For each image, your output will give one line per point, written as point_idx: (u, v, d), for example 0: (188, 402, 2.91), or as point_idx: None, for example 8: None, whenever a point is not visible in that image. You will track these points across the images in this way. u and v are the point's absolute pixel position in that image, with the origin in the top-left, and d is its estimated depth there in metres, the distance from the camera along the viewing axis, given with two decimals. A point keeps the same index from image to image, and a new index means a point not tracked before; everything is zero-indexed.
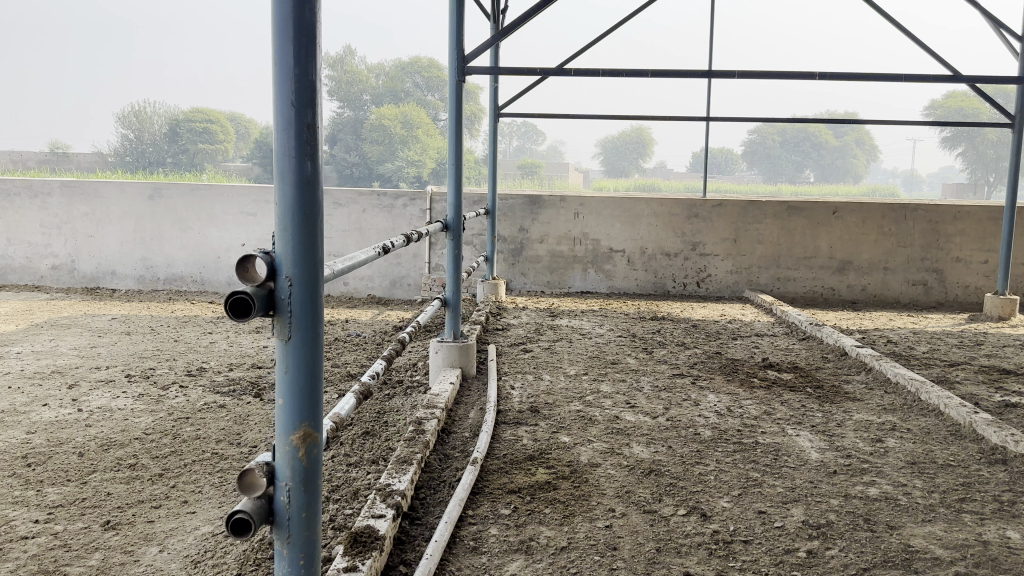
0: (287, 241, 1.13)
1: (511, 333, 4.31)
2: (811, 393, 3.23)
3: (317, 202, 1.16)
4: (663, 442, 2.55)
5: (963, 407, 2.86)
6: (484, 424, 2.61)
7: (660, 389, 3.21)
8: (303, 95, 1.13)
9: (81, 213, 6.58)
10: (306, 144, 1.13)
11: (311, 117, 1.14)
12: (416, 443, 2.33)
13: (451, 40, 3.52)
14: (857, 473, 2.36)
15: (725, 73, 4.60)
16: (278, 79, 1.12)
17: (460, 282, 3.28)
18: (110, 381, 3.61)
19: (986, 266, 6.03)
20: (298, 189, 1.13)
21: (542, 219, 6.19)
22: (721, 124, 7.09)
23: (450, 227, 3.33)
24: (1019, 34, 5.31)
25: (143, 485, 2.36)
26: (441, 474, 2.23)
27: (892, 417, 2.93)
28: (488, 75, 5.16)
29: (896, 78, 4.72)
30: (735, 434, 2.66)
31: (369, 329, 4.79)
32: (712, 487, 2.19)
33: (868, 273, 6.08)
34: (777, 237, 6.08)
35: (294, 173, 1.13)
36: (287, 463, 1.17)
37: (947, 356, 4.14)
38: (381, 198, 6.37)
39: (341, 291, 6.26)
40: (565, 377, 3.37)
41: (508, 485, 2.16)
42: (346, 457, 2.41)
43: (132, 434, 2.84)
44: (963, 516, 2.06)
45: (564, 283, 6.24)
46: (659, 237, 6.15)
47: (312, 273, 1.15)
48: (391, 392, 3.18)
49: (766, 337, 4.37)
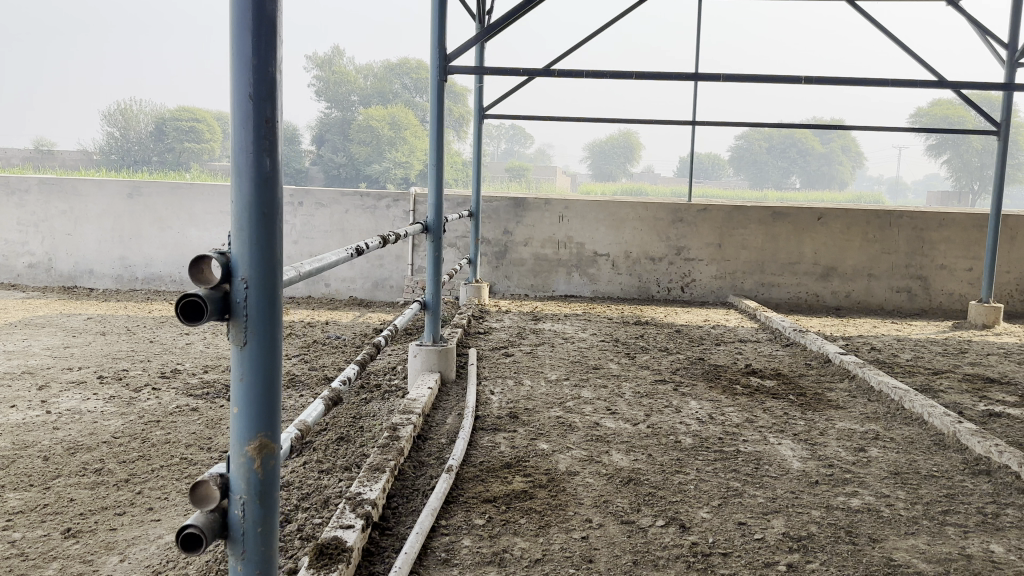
0: (243, 241, 1.08)
1: (493, 336, 4.26)
2: (793, 400, 3.20)
3: (276, 199, 1.10)
4: (643, 450, 2.51)
5: (947, 416, 2.84)
6: (462, 431, 2.55)
7: (642, 395, 3.17)
8: (262, 87, 1.07)
9: (59, 211, 6.47)
10: (264, 139, 1.08)
11: (270, 111, 1.08)
12: (390, 449, 2.27)
13: (433, 39, 3.47)
14: (839, 484, 2.32)
15: (711, 76, 4.56)
16: (236, 69, 1.07)
17: (439, 284, 3.22)
18: (81, 383, 3.53)
19: (971, 273, 6.03)
20: (256, 186, 1.08)
21: (527, 222, 6.14)
22: (708, 128, 7.07)
23: (431, 228, 3.26)
24: (1005, 41, 5.31)
25: (107, 491, 2.28)
26: (414, 482, 2.17)
27: (875, 426, 2.90)
28: (474, 75, 5.10)
29: (883, 83, 4.69)
30: (716, 442, 2.62)
31: (349, 332, 4.73)
32: (691, 496, 2.15)
33: (853, 279, 6.07)
34: (762, 242, 6.06)
35: (251, 169, 1.07)
36: (242, 475, 1.11)
37: (931, 363, 4.12)
38: (365, 199, 6.30)
39: (322, 293, 6.19)
40: (546, 382, 3.31)
41: (484, 494, 2.10)
42: (318, 464, 2.35)
43: (100, 437, 2.76)
44: (946, 528, 2.03)
45: (548, 286, 6.20)
46: (644, 241, 6.12)
47: (270, 274, 1.10)
48: (368, 396, 3.12)
49: (750, 343, 4.34)
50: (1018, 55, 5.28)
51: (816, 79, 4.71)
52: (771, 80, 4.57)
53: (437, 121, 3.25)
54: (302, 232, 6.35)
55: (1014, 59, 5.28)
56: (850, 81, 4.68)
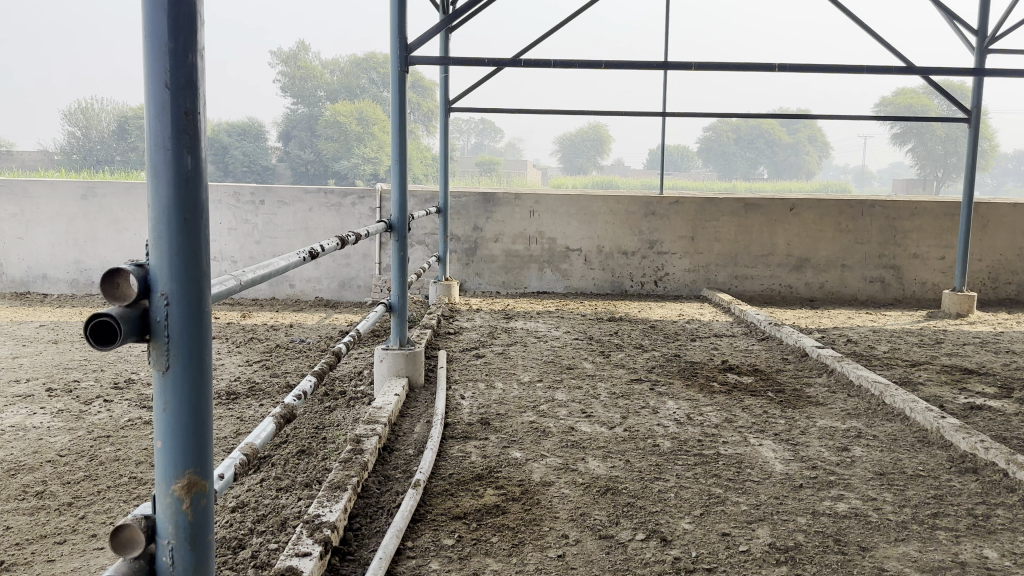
0: (162, 251, 0.95)
1: (463, 337, 4.12)
2: (772, 397, 3.11)
3: (200, 201, 0.97)
4: (620, 456, 2.39)
5: (930, 412, 2.77)
6: (430, 440, 2.42)
7: (618, 395, 3.06)
8: (180, 74, 0.94)
9: (9, 214, 6.21)
10: (184, 134, 0.94)
11: (189, 101, 0.95)
12: (353, 464, 2.14)
13: (394, 29, 3.32)
14: (825, 487, 2.23)
15: (682, 65, 4.45)
16: (149, 55, 0.93)
17: (405, 285, 3.09)
18: (28, 396, 3.34)
19: (943, 262, 6.01)
20: (175, 188, 0.94)
21: (496, 217, 6.01)
22: (678, 118, 6.99)
23: (394, 227, 3.10)
24: (975, 27, 5.28)
25: (48, 517, 2.12)
26: (379, 500, 2.04)
27: (857, 423, 2.82)
28: (439, 66, 4.95)
29: (856, 69, 4.62)
30: (696, 444, 2.51)
31: (314, 335, 4.57)
32: (672, 506, 2.04)
33: (826, 270, 6.03)
34: (734, 234, 5.99)
35: (170, 168, 0.94)
36: (169, 517, 0.98)
37: (909, 355, 4.07)
38: (329, 196, 6.13)
39: (288, 294, 6.03)
40: (519, 385, 3.19)
41: (453, 510, 1.98)
42: (276, 481, 2.21)
43: (44, 456, 2.59)
44: (937, 533, 1.94)
45: (520, 282, 6.08)
46: (616, 234, 6.01)
47: (195, 289, 0.97)
48: (332, 404, 2.98)
49: (725, 338, 4.24)
50: (988, 42, 5.24)
51: (789, 66, 4.62)
52: (745, 68, 4.48)
53: (400, 115, 3.11)
54: (264, 231, 6.17)
55: (985, 45, 5.24)
56: (824, 68, 4.60)
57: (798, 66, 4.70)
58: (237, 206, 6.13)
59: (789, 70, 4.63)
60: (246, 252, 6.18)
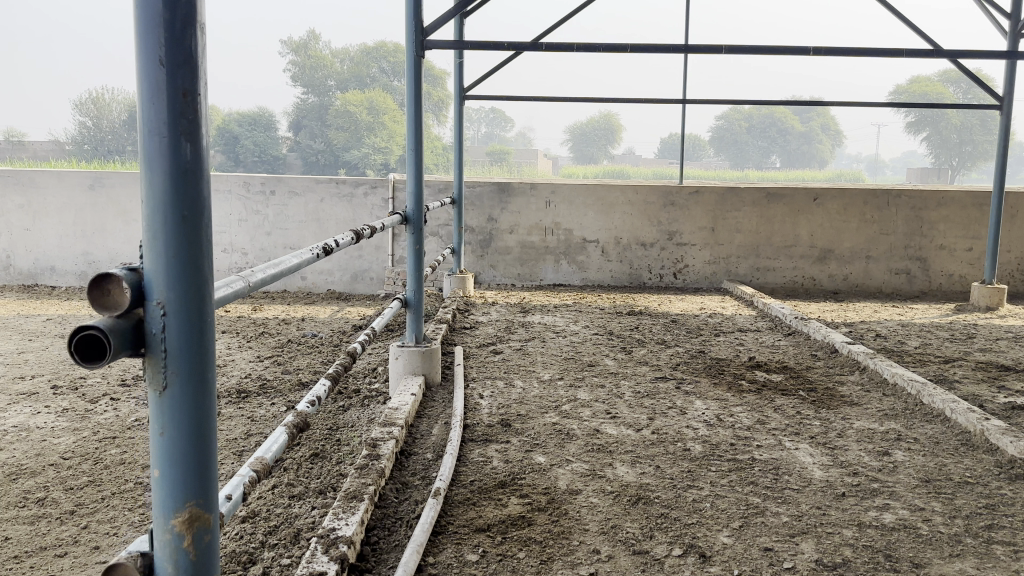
0: (157, 254, 0.83)
1: (479, 332, 4.00)
2: (804, 397, 2.97)
3: (201, 197, 0.85)
4: (650, 462, 2.27)
5: (973, 413, 2.63)
6: (449, 444, 2.31)
7: (643, 395, 2.94)
8: (178, 50, 0.81)
9: (16, 205, 6.14)
10: (182, 120, 0.82)
11: (187, 81, 0.82)
12: (369, 472, 2.02)
13: (409, 12, 3.18)
14: (868, 495, 2.10)
15: (707, 48, 4.29)
16: (141, 28, 0.81)
17: (422, 279, 2.96)
18: (33, 394, 3.24)
19: (970, 253, 5.84)
20: (171, 182, 0.82)
21: (511, 208, 5.88)
22: (697, 105, 6.82)
23: (410, 219, 2.97)
24: (1008, 9, 5.09)
25: (49, 526, 2.01)
26: (398, 510, 1.92)
27: (895, 425, 2.69)
28: (454, 50, 4.79)
29: (887, 53, 4.44)
30: (729, 449, 2.38)
31: (326, 329, 4.46)
32: (709, 518, 1.91)
33: (850, 262, 5.87)
34: (756, 225, 5.84)
35: (166, 159, 0.82)
36: (168, 556, 0.86)
37: (941, 351, 3.92)
38: (340, 187, 6.01)
39: (299, 286, 5.93)
40: (539, 383, 3.07)
41: (476, 521, 1.86)
42: (289, 488, 2.10)
43: (47, 459, 2.48)
44: (994, 548, 1.81)
45: (536, 275, 5.95)
46: (634, 225, 5.87)
47: (195, 296, 0.85)
48: (346, 404, 2.87)
49: (750, 333, 4.10)
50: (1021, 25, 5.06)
51: (818, 50, 4.44)
52: (773, 52, 4.31)
53: (414, 101, 2.97)
54: (275, 223, 6.05)
55: (1017, 29, 5.06)
56: (855, 52, 4.42)
57: (826, 49, 4.53)
58: (247, 196, 6.02)
59: (817, 53, 4.46)
60: (256, 244, 6.07)
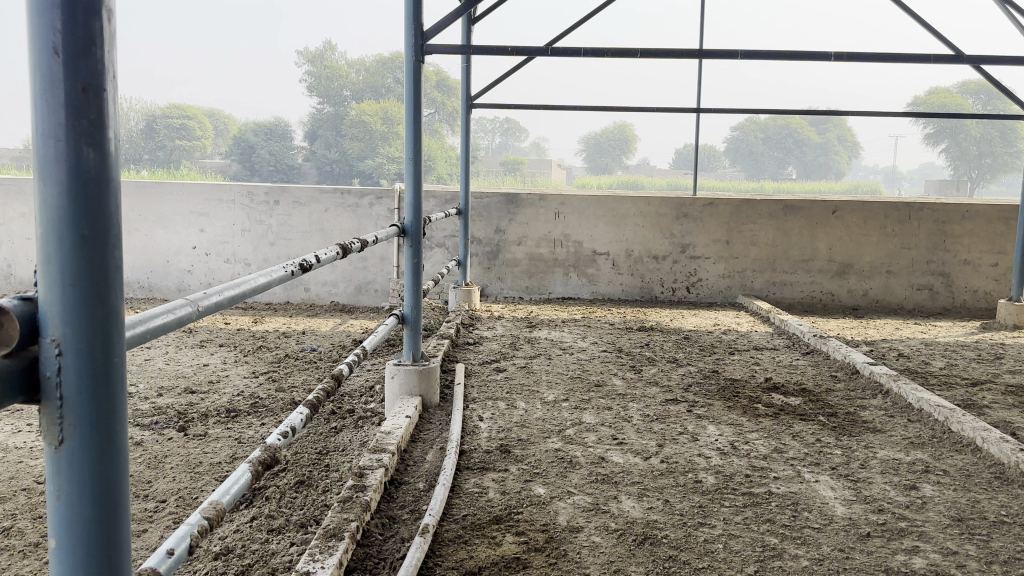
0: (52, 285, 0.69)
1: (483, 348, 3.85)
2: (823, 423, 2.80)
3: (108, 214, 0.71)
4: (658, 495, 2.10)
5: (1006, 443, 2.44)
6: (442, 473, 2.16)
7: (652, 419, 2.77)
8: (77, 34, 0.67)
9: (19, 213, 6.07)
10: (81, 120, 0.68)
11: (91, 74, 0.68)
12: (353, 505, 1.86)
13: (408, 16, 3.04)
14: (895, 536, 1.93)
15: (725, 54, 4.11)
16: (34, 7, 0.67)
17: (420, 295, 2.81)
18: (18, 411, 3.11)
19: (996, 268, 5.64)
20: (67, 193, 0.68)
21: (520, 219, 5.74)
22: (713, 114, 6.65)
23: (408, 231, 2.81)
24: None
25: (10, 560, 1.87)
26: (381, 549, 1.77)
27: (922, 455, 2.51)
28: (462, 54, 4.63)
29: (913, 60, 4.25)
30: (744, 481, 2.21)
31: (326, 344, 4.33)
32: (721, 561, 1.75)
33: (870, 278, 5.69)
34: (772, 238, 5.67)
35: (62, 166, 0.68)
36: None
37: (968, 372, 3.73)
38: (346, 197, 5.89)
39: (303, 297, 5.81)
40: (542, 405, 2.91)
41: (467, 563, 1.70)
42: (268, 520, 1.95)
43: (19, 483, 2.35)
44: None
45: (545, 288, 5.80)
46: (646, 237, 5.72)
47: (101, 331, 0.71)
48: (339, 425, 2.73)
49: (766, 351, 3.94)
50: None
51: (842, 56, 4.23)
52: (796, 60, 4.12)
53: (413, 108, 2.83)
54: (279, 232, 5.94)
55: None
56: (883, 59, 4.22)
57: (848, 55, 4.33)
58: (251, 206, 5.91)
59: (840, 58, 4.24)
60: (260, 254, 5.95)
